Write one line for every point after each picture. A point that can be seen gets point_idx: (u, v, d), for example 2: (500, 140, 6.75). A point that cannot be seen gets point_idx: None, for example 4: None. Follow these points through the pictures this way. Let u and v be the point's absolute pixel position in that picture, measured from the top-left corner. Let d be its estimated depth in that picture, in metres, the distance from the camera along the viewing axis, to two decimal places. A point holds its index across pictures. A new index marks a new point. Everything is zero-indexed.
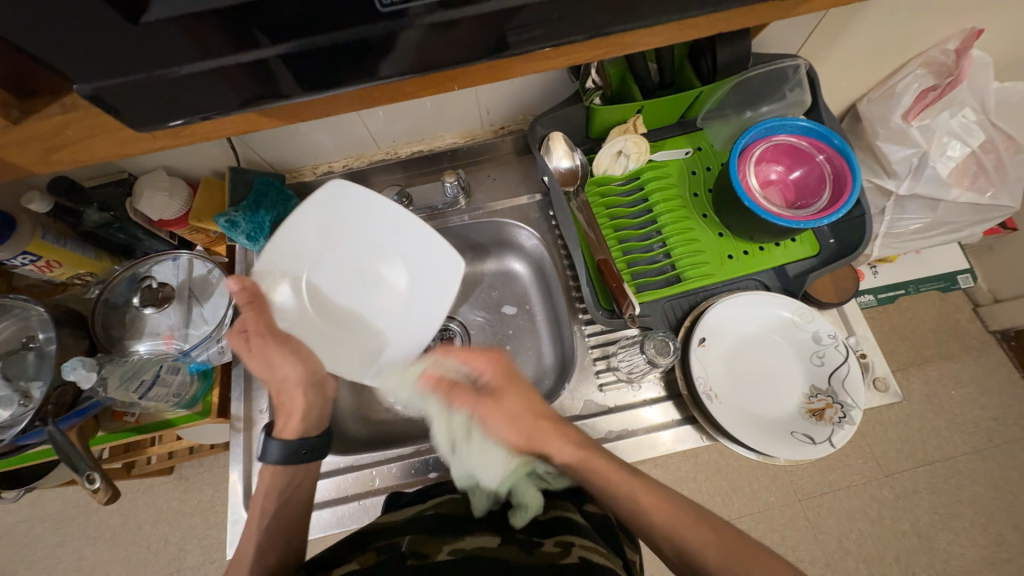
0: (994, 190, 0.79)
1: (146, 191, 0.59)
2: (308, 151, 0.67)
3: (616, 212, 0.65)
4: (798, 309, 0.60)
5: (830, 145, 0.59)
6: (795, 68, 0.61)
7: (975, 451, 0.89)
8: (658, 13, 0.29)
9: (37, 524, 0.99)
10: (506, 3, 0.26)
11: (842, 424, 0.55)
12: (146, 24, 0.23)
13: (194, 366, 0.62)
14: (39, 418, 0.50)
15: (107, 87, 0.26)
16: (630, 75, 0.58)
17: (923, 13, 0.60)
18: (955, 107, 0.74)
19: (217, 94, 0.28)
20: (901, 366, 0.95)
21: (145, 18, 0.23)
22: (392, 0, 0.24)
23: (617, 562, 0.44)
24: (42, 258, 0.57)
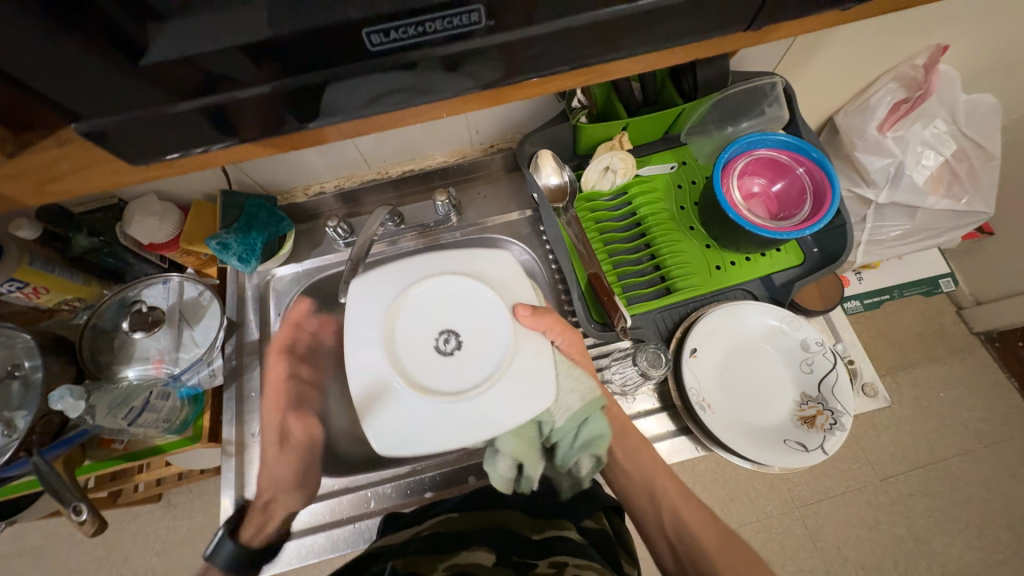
0: (968, 197, 0.82)
1: (136, 215, 0.58)
2: (300, 172, 0.67)
3: (605, 226, 0.67)
4: (785, 317, 0.61)
5: (809, 158, 0.61)
6: (772, 85, 0.63)
7: (967, 452, 0.90)
8: (636, 45, 0.30)
9: (16, 560, 0.95)
10: (490, 40, 0.27)
11: (834, 431, 0.56)
12: (145, 66, 0.24)
13: (184, 391, 0.61)
14: (24, 449, 0.49)
15: (104, 124, 0.26)
16: (615, 94, 0.61)
17: (891, 33, 0.63)
18: (927, 118, 0.77)
19: (212, 129, 0.29)
20: (890, 370, 0.97)
21: (147, 59, 0.24)
22: (382, 40, 0.26)
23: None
24: (30, 285, 0.57)
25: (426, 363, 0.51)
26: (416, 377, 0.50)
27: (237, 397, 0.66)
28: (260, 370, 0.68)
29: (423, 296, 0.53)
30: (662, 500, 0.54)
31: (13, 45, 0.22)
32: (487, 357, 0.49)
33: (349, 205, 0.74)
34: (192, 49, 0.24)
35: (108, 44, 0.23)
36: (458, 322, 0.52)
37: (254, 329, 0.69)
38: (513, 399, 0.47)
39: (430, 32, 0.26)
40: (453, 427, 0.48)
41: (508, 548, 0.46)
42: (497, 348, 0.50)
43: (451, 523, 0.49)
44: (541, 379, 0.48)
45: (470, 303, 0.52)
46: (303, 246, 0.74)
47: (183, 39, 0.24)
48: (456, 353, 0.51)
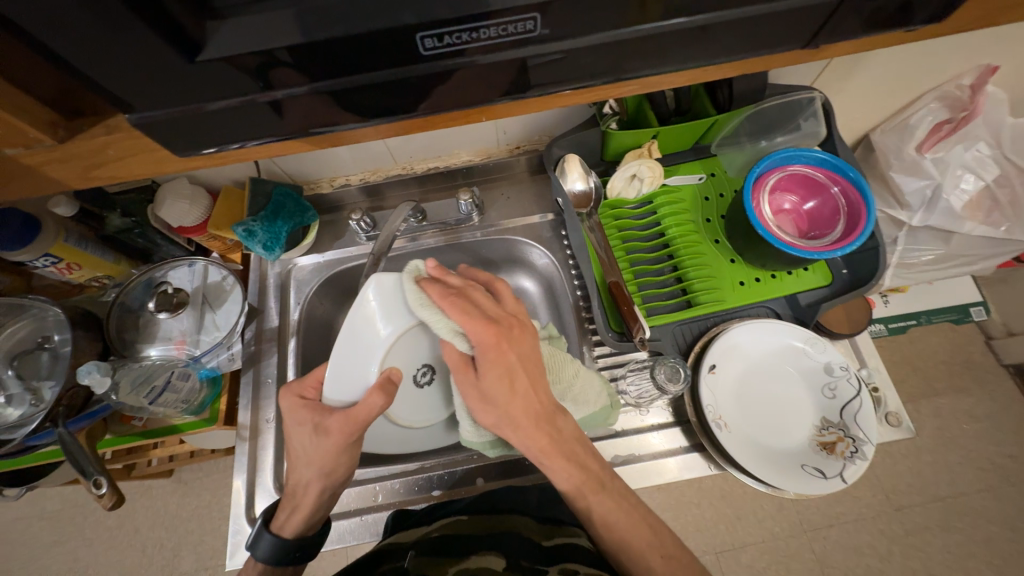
0: (1008, 224, 0.79)
1: (167, 199, 0.60)
2: (327, 164, 0.68)
3: (628, 234, 0.66)
4: (809, 338, 0.59)
5: (845, 178, 0.59)
6: (810, 99, 0.61)
7: (988, 488, 0.87)
8: (685, 60, 0.30)
9: (34, 523, 0.99)
10: (540, 49, 0.27)
11: (854, 460, 0.54)
12: (201, 62, 0.25)
13: (204, 372, 0.63)
14: (50, 421, 0.51)
15: (153, 117, 0.27)
16: (647, 103, 0.59)
17: (939, 50, 0.61)
18: (969, 141, 0.74)
19: (257, 124, 0.29)
20: (912, 397, 0.94)
21: (203, 56, 0.24)
22: (434, 45, 0.26)
23: None
24: (64, 261, 0.58)
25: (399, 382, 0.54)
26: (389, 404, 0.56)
27: (254, 383, 0.67)
28: (279, 357, 0.68)
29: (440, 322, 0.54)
30: (589, 515, 0.45)
31: (78, 44, 0.22)
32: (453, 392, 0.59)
33: (372, 199, 0.75)
34: (244, 48, 0.24)
35: (171, 44, 0.23)
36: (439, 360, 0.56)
37: (274, 316, 0.70)
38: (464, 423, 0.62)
39: (481, 38, 0.26)
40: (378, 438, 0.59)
41: (517, 552, 0.44)
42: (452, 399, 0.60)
43: (461, 526, 0.48)
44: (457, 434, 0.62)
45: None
46: (326, 237, 0.74)
47: (238, 37, 0.24)
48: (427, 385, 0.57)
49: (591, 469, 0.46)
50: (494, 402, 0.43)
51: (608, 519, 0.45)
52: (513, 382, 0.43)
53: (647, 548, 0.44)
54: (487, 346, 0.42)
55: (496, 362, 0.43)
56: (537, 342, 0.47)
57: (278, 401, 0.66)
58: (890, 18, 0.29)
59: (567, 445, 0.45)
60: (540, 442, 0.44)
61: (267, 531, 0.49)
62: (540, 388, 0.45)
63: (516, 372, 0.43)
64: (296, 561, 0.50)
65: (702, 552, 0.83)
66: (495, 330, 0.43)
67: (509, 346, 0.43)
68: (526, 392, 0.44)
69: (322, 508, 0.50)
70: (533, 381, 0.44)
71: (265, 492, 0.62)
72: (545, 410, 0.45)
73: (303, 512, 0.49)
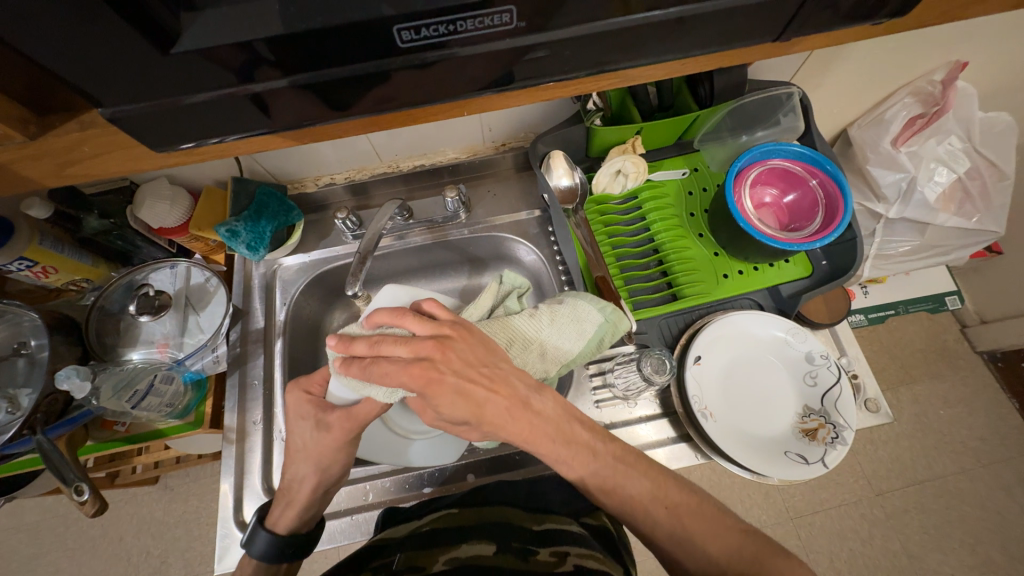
0: (979, 215, 0.82)
1: (147, 200, 0.59)
2: (312, 163, 0.67)
3: (614, 229, 0.67)
4: (790, 328, 0.61)
5: (823, 171, 0.60)
6: (789, 95, 0.62)
7: (964, 471, 0.90)
8: (662, 53, 0.30)
9: (14, 535, 0.96)
10: (518, 41, 0.27)
11: (835, 445, 0.56)
12: (174, 54, 0.24)
13: (188, 375, 0.62)
14: (27, 428, 0.49)
15: (127, 111, 0.27)
16: (630, 99, 0.60)
17: (912, 46, 0.62)
18: (941, 135, 0.76)
19: (234, 118, 0.29)
20: (891, 385, 0.96)
21: (176, 48, 0.24)
22: (411, 37, 0.26)
23: (613, 564, 0.44)
24: (39, 264, 0.57)
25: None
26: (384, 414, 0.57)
27: (240, 385, 0.66)
28: (265, 358, 0.67)
29: None
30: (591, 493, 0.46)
31: (45, 36, 0.22)
32: None
33: (357, 198, 0.75)
34: (219, 41, 0.24)
35: (143, 37, 0.23)
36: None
37: (260, 317, 0.69)
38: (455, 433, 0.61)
39: (460, 30, 0.26)
40: (375, 445, 0.58)
41: (508, 536, 0.45)
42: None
43: (451, 518, 0.49)
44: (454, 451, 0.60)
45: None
46: (311, 236, 0.74)
47: (211, 29, 0.24)
48: None
49: (582, 440, 0.45)
50: (463, 421, 0.43)
51: (611, 483, 0.44)
52: (467, 397, 0.41)
53: (651, 501, 0.44)
54: (421, 388, 0.41)
55: (439, 394, 0.41)
56: (474, 342, 0.43)
57: (265, 402, 0.65)
58: (858, 12, 0.29)
59: (552, 428, 0.44)
60: (524, 435, 0.43)
61: (261, 527, 0.48)
62: (498, 389, 0.42)
63: (464, 387, 0.41)
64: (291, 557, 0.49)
65: None
66: (418, 369, 0.40)
67: (441, 373, 0.40)
68: (487, 399, 0.41)
69: (315, 504, 0.50)
70: (485, 386, 0.42)
71: (252, 495, 0.61)
72: (514, 403, 0.43)
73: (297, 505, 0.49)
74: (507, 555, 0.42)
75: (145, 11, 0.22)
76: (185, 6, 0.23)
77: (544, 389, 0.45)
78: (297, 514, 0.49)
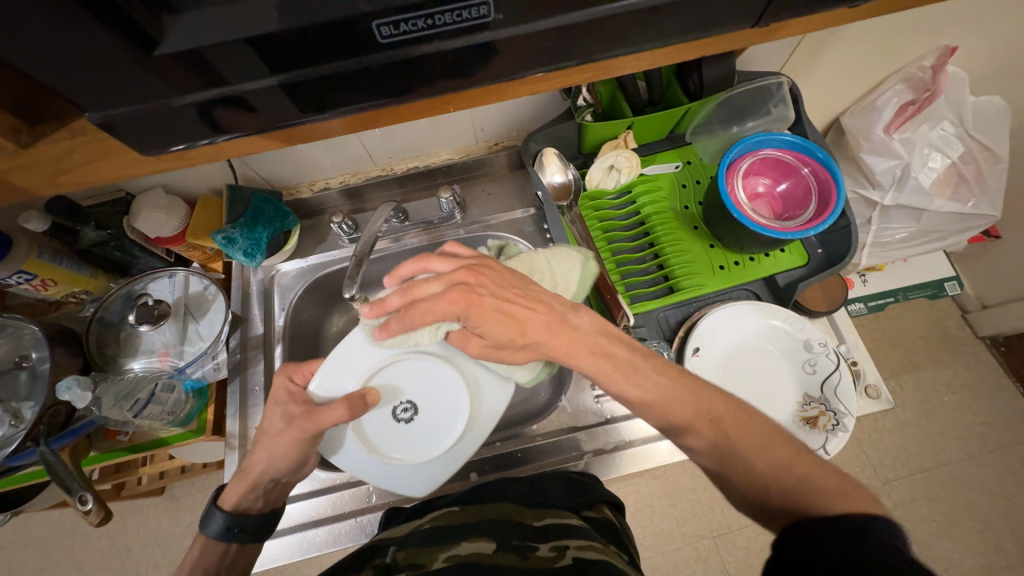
0: (974, 199, 0.81)
1: (143, 209, 0.59)
2: (306, 168, 0.68)
3: (608, 225, 0.67)
4: (788, 317, 0.60)
5: (814, 159, 0.60)
6: (778, 85, 0.62)
7: (970, 456, 0.90)
8: (643, 41, 0.30)
9: (21, 550, 0.96)
10: (498, 34, 0.27)
11: (836, 432, 0.56)
12: (156, 57, 0.25)
13: (189, 383, 0.62)
14: (31, 439, 0.50)
15: (114, 115, 0.27)
16: (620, 92, 0.60)
17: (900, 32, 0.63)
18: (933, 120, 0.77)
19: (223, 119, 0.29)
20: (893, 372, 0.96)
21: (159, 51, 0.24)
22: (391, 33, 0.26)
23: (611, 553, 0.44)
24: (38, 277, 0.57)
25: (378, 409, 0.55)
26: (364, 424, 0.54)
27: (241, 391, 0.66)
28: (265, 364, 0.68)
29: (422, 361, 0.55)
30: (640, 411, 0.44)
31: (29, 44, 0.22)
32: (423, 443, 0.54)
33: (353, 201, 0.75)
34: (200, 42, 0.25)
35: (124, 41, 0.23)
36: (425, 400, 0.55)
37: (258, 323, 0.70)
38: (421, 478, 0.54)
39: (438, 24, 0.26)
40: (343, 454, 0.53)
41: (507, 533, 0.45)
42: (438, 440, 0.54)
43: (452, 517, 0.48)
44: (434, 484, 0.54)
45: (451, 391, 0.55)
46: (308, 241, 0.74)
47: (191, 31, 0.24)
48: (404, 424, 0.55)
49: (620, 356, 0.45)
50: (503, 342, 0.46)
51: (649, 398, 0.43)
52: (504, 315, 0.44)
53: (694, 414, 0.41)
54: (462, 310, 0.44)
55: (480, 312, 0.44)
56: (504, 267, 0.48)
57: (265, 408, 0.66)
58: None
59: (589, 341, 0.46)
60: (560, 347, 0.45)
61: (218, 509, 0.48)
62: (537, 306, 0.46)
63: (502, 306, 0.45)
64: (253, 538, 0.49)
65: (699, 536, 0.84)
66: (458, 293, 0.44)
67: (480, 293, 0.45)
68: (527, 315, 0.45)
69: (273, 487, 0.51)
70: (523, 305, 0.45)
71: None
72: (555, 319, 0.46)
73: (252, 486, 0.49)
74: (506, 552, 0.42)
75: (126, 16, 0.23)
76: (165, 8, 0.24)
77: (580, 307, 0.47)
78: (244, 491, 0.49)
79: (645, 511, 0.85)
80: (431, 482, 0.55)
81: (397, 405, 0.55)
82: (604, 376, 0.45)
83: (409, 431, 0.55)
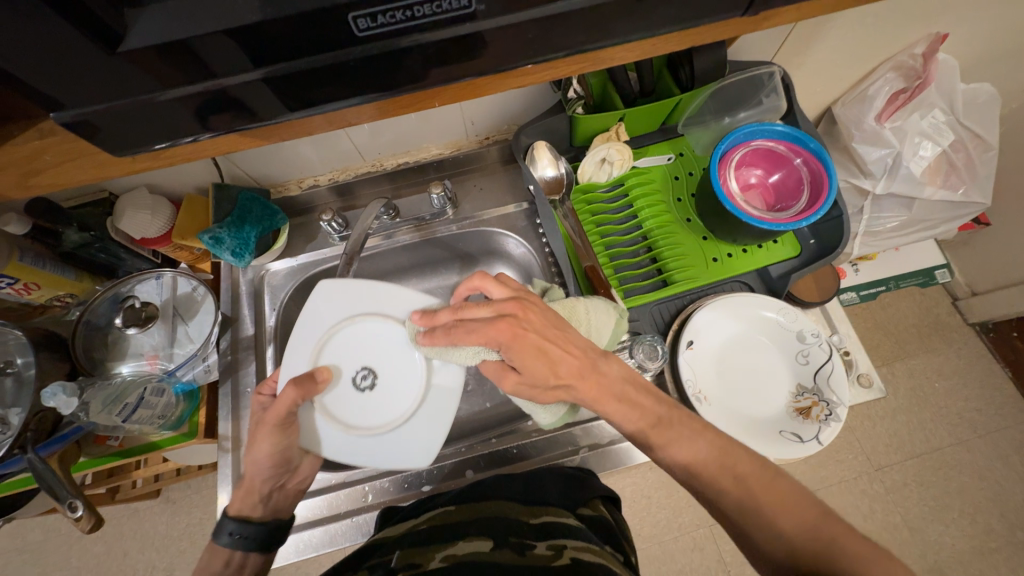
0: (965, 187, 0.82)
1: (127, 210, 0.57)
2: (292, 165, 0.67)
3: (601, 218, 0.66)
4: (781, 308, 0.60)
5: (806, 149, 0.60)
6: (770, 74, 0.62)
7: (961, 442, 0.91)
8: (630, 32, 0.30)
9: (15, 556, 0.95)
10: (480, 25, 0.27)
11: (829, 422, 0.56)
12: (123, 53, 0.24)
13: (179, 386, 0.61)
14: (18, 446, 0.49)
15: (86, 114, 0.26)
16: (611, 84, 0.59)
17: (891, 21, 0.62)
18: (925, 109, 0.76)
19: (216, 114, 0.29)
20: (885, 360, 0.97)
21: (125, 46, 0.23)
22: (369, 25, 0.25)
23: (606, 555, 0.43)
24: (20, 281, 0.56)
25: (340, 391, 0.54)
26: (335, 411, 0.53)
27: (233, 393, 0.66)
28: (257, 365, 0.67)
29: (362, 323, 0.55)
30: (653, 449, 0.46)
31: None
32: (396, 400, 0.54)
33: (343, 198, 0.74)
34: (170, 36, 0.24)
35: (87, 35, 0.22)
36: (382, 362, 0.55)
37: (249, 324, 0.69)
38: (415, 436, 0.53)
39: (418, 16, 0.25)
40: (332, 448, 0.52)
41: (504, 532, 0.45)
42: (406, 395, 0.54)
43: (449, 515, 0.48)
44: (434, 440, 0.53)
45: (403, 345, 0.55)
46: (298, 240, 0.73)
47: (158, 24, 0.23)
48: (368, 390, 0.54)
49: (646, 406, 0.47)
50: (538, 381, 0.45)
51: (674, 453, 0.45)
52: (544, 352, 0.45)
53: (717, 469, 0.43)
54: (506, 341, 0.44)
55: (521, 348, 0.44)
56: (547, 308, 0.48)
57: None
58: None
59: (616, 389, 0.47)
60: (589, 393, 0.46)
61: (227, 517, 0.49)
62: (573, 351, 0.46)
63: (543, 344, 0.45)
64: (260, 547, 0.50)
65: (695, 525, 0.85)
66: (505, 323, 0.44)
67: (524, 328, 0.45)
68: (562, 357, 0.45)
69: (275, 493, 0.52)
70: (563, 346, 0.46)
71: None
72: (587, 364, 0.47)
73: (250, 491, 0.50)
74: (503, 550, 0.42)
75: (85, 9, 0.22)
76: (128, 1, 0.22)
77: (610, 355, 0.49)
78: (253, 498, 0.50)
79: (642, 502, 0.86)
80: (431, 445, 0.53)
81: (354, 379, 0.54)
82: (630, 424, 0.46)
83: (380, 395, 0.54)
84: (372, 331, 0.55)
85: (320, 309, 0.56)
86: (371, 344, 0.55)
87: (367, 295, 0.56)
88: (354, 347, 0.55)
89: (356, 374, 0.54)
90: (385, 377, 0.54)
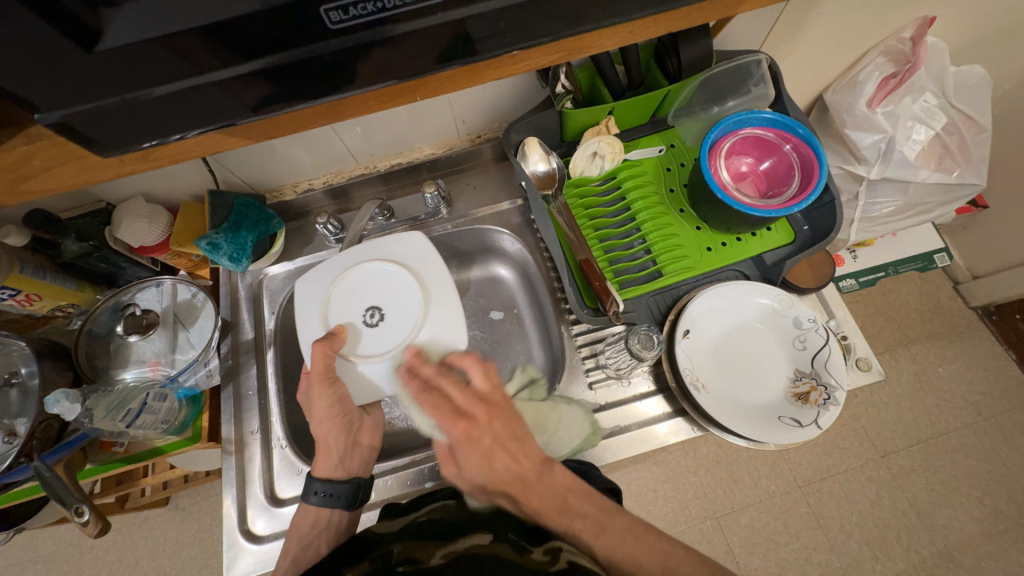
0: (960, 169, 0.81)
1: (124, 219, 0.58)
2: (287, 169, 0.67)
3: (594, 211, 0.67)
4: (777, 296, 0.61)
5: (795, 135, 0.60)
6: (757, 63, 0.63)
7: (966, 425, 0.91)
8: (602, 18, 0.30)
9: (29, 566, 0.96)
10: (452, 15, 0.27)
11: (828, 406, 0.55)
12: (100, 52, 0.24)
13: (182, 392, 0.62)
14: (24, 455, 0.50)
15: (74, 113, 0.27)
16: (599, 78, 0.60)
17: (876, 6, 0.62)
18: (916, 92, 0.77)
19: (202, 112, 0.29)
20: (888, 346, 0.97)
21: (102, 46, 0.24)
22: (341, 18, 0.26)
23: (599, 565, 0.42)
24: (22, 292, 0.56)
25: (363, 340, 0.58)
26: (372, 353, 0.57)
27: (234, 396, 0.66)
28: (258, 368, 0.68)
29: (357, 274, 0.61)
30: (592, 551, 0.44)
31: None
32: (409, 310, 0.58)
33: (339, 201, 0.75)
34: (145, 35, 0.24)
35: (65, 35, 0.23)
36: (382, 299, 0.60)
37: (248, 328, 0.70)
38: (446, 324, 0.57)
39: (389, 8, 0.26)
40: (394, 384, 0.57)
41: (503, 527, 0.46)
42: (412, 303, 0.59)
43: (450, 508, 0.49)
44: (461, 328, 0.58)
45: (397, 278, 0.60)
46: (295, 244, 0.74)
47: (133, 23, 0.24)
48: (382, 317, 0.58)
49: (588, 513, 0.46)
50: (477, 479, 0.48)
51: (615, 555, 0.44)
52: (489, 457, 0.47)
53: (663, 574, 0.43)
54: (456, 438, 0.48)
55: (469, 449, 0.48)
56: (513, 414, 0.50)
57: (260, 412, 0.66)
58: None
59: (558, 501, 0.46)
60: (528, 502, 0.46)
61: (313, 478, 0.55)
62: (522, 461, 0.47)
63: (491, 450, 0.48)
64: (345, 504, 0.55)
65: (702, 517, 0.84)
66: (461, 421, 0.49)
67: (476, 432, 0.48)
68: (506, 467, 0.47)
69: (348, 454, 0.57)
70: (511, 453, 0.48)
71: (255, 504, 0.62)
72: (530, 480, 0.47)
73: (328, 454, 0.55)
74: (503, 546, 0.43)
75: (63, 9, 0.22)
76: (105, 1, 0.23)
77: (556, 464, 0.49)
78: (337, 452, 0.56)
79: (648, 495, 0.86)
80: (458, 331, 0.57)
81: (365, 322, 0.58)
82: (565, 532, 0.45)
83: (398, 320, 0.58)
84: (372, 278, 0.61)
85: (316, 279, 0.61)
86: (371, 288, 0.60)
87: (356, 253, 0.62)
88: (355, 299, 0.60)
89: (369, 318, 0.59)
90: (396, 306, 0.59)
